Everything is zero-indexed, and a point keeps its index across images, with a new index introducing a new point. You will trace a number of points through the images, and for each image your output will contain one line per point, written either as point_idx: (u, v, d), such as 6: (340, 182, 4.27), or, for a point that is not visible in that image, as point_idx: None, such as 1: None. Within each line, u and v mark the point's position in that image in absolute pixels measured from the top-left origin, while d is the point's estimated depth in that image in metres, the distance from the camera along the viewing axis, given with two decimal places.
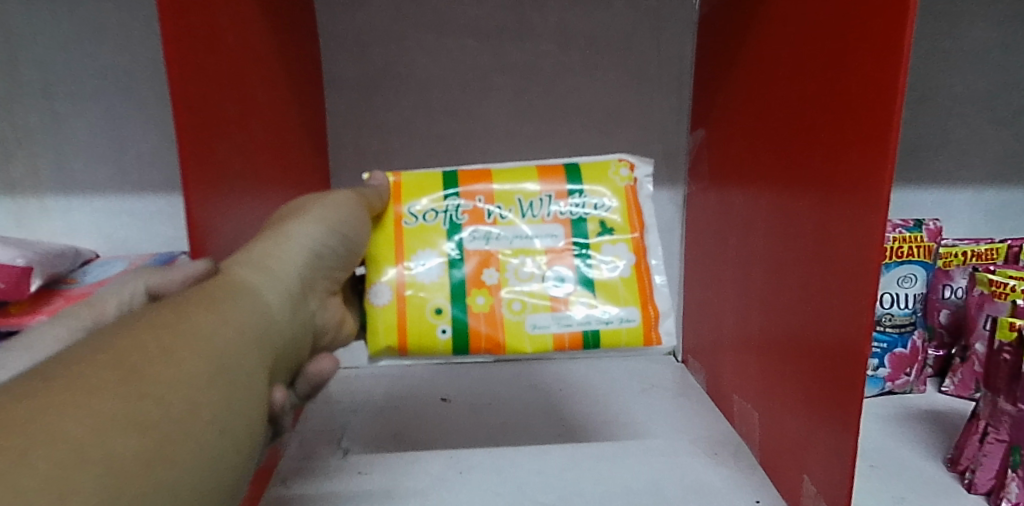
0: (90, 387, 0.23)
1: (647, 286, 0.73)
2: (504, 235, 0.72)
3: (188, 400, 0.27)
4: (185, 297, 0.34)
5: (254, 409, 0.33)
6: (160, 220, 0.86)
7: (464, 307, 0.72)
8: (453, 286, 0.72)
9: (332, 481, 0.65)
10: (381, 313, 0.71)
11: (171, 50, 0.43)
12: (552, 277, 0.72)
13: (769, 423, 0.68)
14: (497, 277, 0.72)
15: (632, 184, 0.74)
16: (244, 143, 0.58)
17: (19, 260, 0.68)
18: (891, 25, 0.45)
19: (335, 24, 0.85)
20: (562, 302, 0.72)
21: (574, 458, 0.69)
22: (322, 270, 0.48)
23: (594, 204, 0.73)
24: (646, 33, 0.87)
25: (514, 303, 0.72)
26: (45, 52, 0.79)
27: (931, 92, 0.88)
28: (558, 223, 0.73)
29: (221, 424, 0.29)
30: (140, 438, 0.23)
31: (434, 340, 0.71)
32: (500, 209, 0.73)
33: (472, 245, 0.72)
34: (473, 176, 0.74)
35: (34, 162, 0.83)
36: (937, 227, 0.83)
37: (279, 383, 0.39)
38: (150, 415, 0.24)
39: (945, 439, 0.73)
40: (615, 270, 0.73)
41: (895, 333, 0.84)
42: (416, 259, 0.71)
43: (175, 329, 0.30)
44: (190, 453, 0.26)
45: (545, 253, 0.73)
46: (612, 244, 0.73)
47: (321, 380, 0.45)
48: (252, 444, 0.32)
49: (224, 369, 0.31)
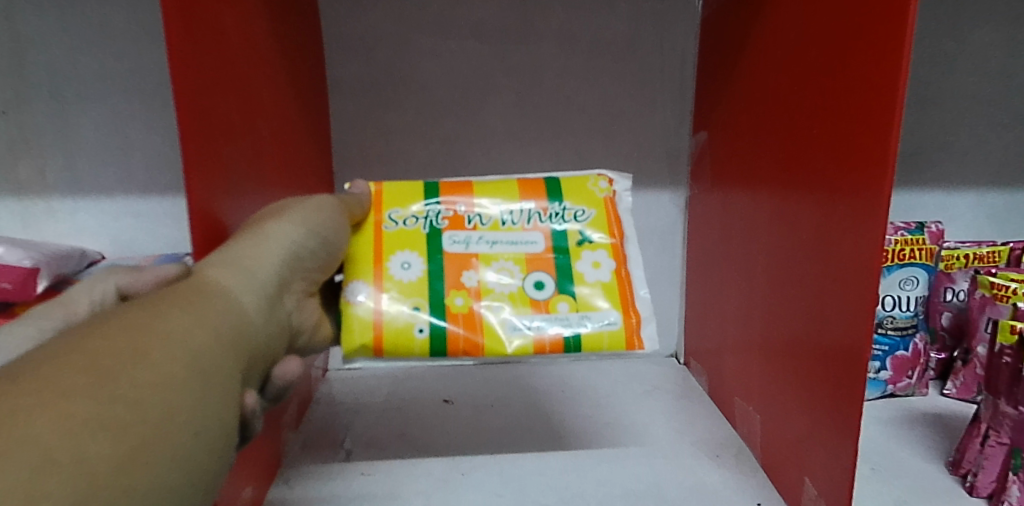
0: (64, 391, 0.24)
1: (627, 292, 0.64)
2: (484, 240, 0.66)
3: (162, 402, 0.28)
4: (158, 298, 0.35)
5: (230, 412, 0.34)
6: (166, 221, 0.87)
7: (444, 308, 0.63)
8: (432, 287, 0.64)
9: (335, 483, 0.65)
10: (351, 316, 0.61)
11: (176, 51, 0.43)
12: (532, 282, 0.64)
13: (770, 426, 0.69)
14: (478, 280, 0.64)
15: (611, 196, 0.68)
16: (248, 145, 0.58)
17: (26, 261, 0.68)
18: (891, 32, 0.45)
19: (340, 26, 0.85)
20: (543, 305, 0.63)
21: (575, 459, 0.70)
22: (300, 271, 0.49)
23: (574, 212, 0.66)
24: (649, 35, 0.87)
25: (493, 304, 0.63)
26: (51, 54, 0.80)
27: (934, 94, 0.88)
28: (537, 231, 0.66)
29: (196, 430, 0.30)
30: (112, 443, 0.24)
31: (410, 342, 0.61)
32: (478, 216, 0.66)
33: (450, 250, 0.65)
34: (453, 185, 0.68)
35: (41, 164, 0.83)
36: (939, 230, 0.83)
37: (252, 386, 0.40)
38: (123, 419, 0.25)
39: (946, 441, 0.73)
40: (597, 276, 0.65)
41: (897, 337, 0.83)
42: (396, 259, 0.64)
43: (149, 332, 0.30)
44: (163, 455, 0.27)
45: (525, 259, 0.65)
46: (592, 251, 0.65)
47: (287, 385, 0.44)
48: (228, 448, 0.33)
49: (199, 370, 0.32)
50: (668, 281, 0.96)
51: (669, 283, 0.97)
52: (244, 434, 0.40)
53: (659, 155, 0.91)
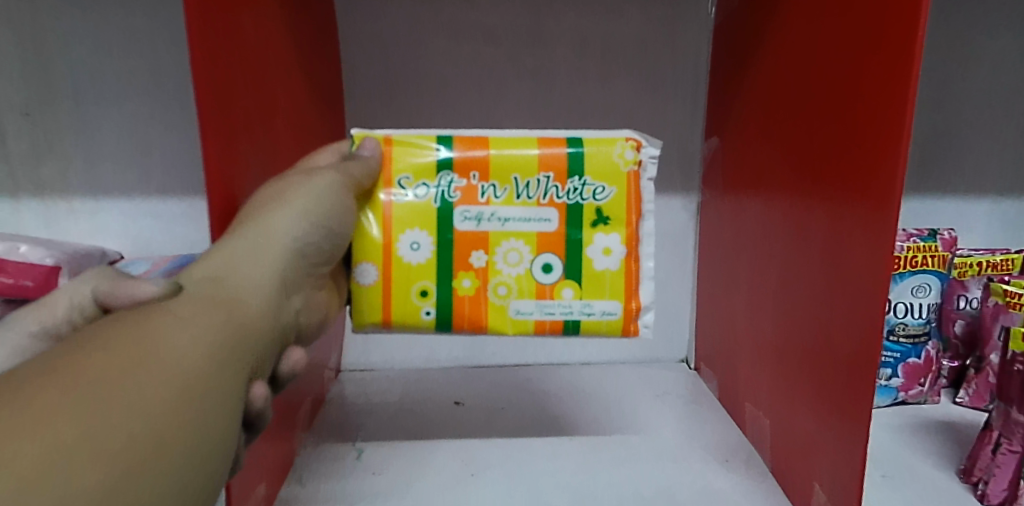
0: (45, 417, 0.24)
1: (633, 279, 0.59)
2: (497, 217, 0.58)
3: (150, 425, 0.28)
4: (144, 314, 0.35)
5: (223, 430, 0.34)
6: (183, 222, 0.88)
7: (451, 289, 0.58)
8: (440, 267, 0.58)
9: (347, 481, 0.66)
10: (360, 294, 0.58)
11: (198, 46, 0.44)
12: (541, 264, 0.58)
13: (780, 430, 0.69)
14: (487, 261, 0.58)
15: (636, 169, 0.58)
16: (266, 145, 0.59)
17: (49, 259, 0.70)
18: (900, 46, 0.45)
19: (356, 30, 0.86)
20: (548, 291, 0.59)
21: (586, 461, 0.70)
22: (302, 266, 0.48)
23: (594, 189, 0.58)
24: (662, 41, 0.88)
25: (499, 287, 0.59)
26: (74, 57, 0.81)
27: (950, 100, 0.88)
28: (553, 208, 0.58)
29: (188, 451, 0.30)
30: (94, 473, 0.24)
31: (418, 322, 0.59)
32: (493, 187, 0.58)
33: (462, 227, 0.58)
34: (471, 140, 0.59)
35: (63, 164, 0.85)
36: (951, 237, 0.82)
37: (260, 377, 0.42)
38: (105, 447, 0.25)
39: (957, 449, 0.73)
40: (606, 264, 0.59)
41: (908, 344, 0.83)
42: (404, 237, 0.58)
43: (141, 350, 0.31)
44: (149, 479, 0.27)
45: (536, 239, 0.58)
46: (605, 235, 0.58)
47: (294, 373, 0.47)
48: (220, 472, 0.34)
49: (191, 390, 0.32)
50: (680, 285, 0.96)
51: (680, 287, 0.96)
52: (255, 426, 0.42)
53: (672, 158, 0.92)
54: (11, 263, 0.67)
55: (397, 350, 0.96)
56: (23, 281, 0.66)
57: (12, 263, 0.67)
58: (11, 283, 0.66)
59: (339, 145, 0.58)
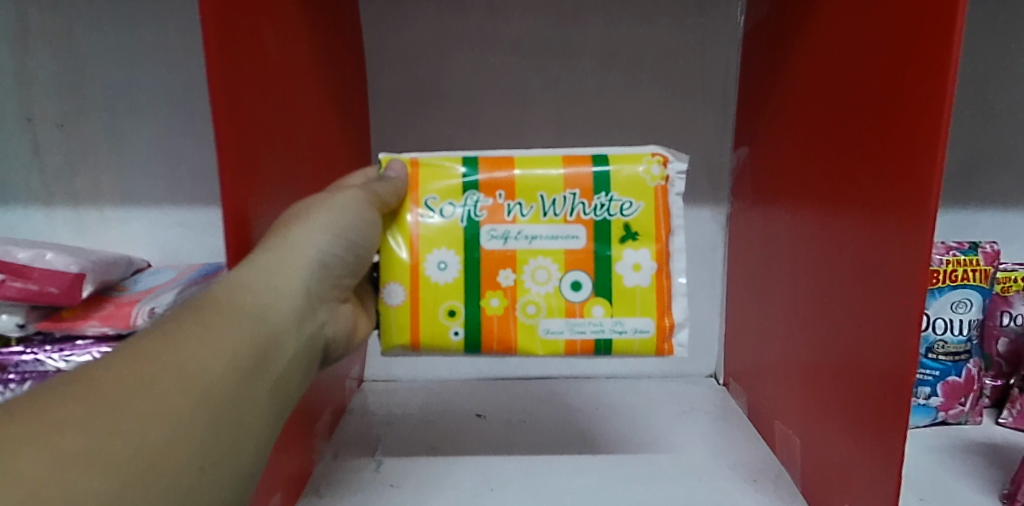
0: (61, 427, 0.27)
1: (665, 296, 0.57)
2: (524, 235, 0.57)
3: (167, 434, 0.31)
4: (175, 325, 0.37)
5: (242, 444, 0.36)
6: (211, 231, 0.89)
7: (479, 309, 0.57)
8: (468, 286, 0.57)
9: (365, 494, 0.66)
10: (388, 315, 0.57)
11: (213, 52, 0.44)
12: (569, 282, 0.57)
13: (811, 450, 0.66)
14: (515, 279, 0.57)
15: (664, 184, 0.57)
16: (288, 159, 0.59)
17: (74, 267, 0.66)
18: (936, 54, 0.43)
19: (381, 42, 0.86)
20: (577, 309, 0.57)
21: (607, 479, 0.68)
22: (329, 278, 0.49)
23: (621, 205, 0.57)
24: (691, 50, 0.86)
25: (528, 305, 0.58)
26: (107, 71, 0.83)
27: (992, 109, 0.84)
28: (580, 224, 0.57)
29: (202, 463, 0.32)
30: (106, 479, 0.26)
31: (446, 343, 0.58)
32: (519, 205, 0.57)
33: (488, 246, 0.57)
34: (495, 160, 0.58)
35: (96, 175, 0.86)
36: (994, 251, 0.78)
37: (289, 395, 0.43)
38: (120, 454, 0.28)
39: (1001, 473, 0.69)
40: (636, 280, 0.57)
41: (948, 361, 0.79)
42: (431, 257, 0.57)
43: (160, 362, 0.33)
44: (165, 486, 0.29)
45: (565, 256, 0.57)
46: (635, 250, 0.57)
47: None
48: (234, 485, 0.35)
49: (210, 399, 0.34)
50: (709, 298, 0.94)
51: (709, 301, 0.94)
52: None
53: (699, 170, 0.90)
54: (37, 270, 0.64)
55: (422, 362, 0.96)
56: (48, 287, 0.63)
57: (36, 270, 0.63)
58: (35, 289, 0.62)
59: (366, 170, 0.58)
